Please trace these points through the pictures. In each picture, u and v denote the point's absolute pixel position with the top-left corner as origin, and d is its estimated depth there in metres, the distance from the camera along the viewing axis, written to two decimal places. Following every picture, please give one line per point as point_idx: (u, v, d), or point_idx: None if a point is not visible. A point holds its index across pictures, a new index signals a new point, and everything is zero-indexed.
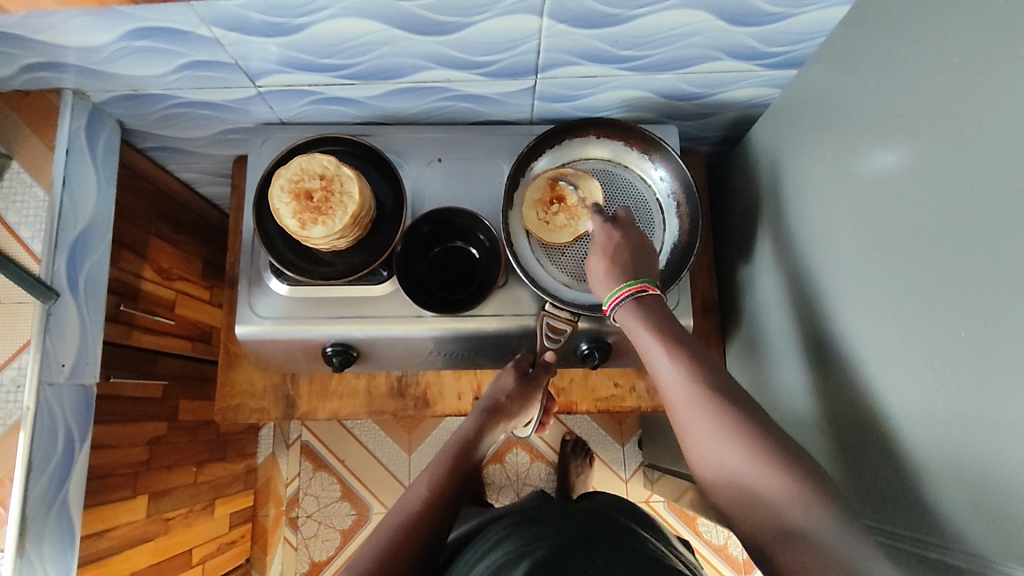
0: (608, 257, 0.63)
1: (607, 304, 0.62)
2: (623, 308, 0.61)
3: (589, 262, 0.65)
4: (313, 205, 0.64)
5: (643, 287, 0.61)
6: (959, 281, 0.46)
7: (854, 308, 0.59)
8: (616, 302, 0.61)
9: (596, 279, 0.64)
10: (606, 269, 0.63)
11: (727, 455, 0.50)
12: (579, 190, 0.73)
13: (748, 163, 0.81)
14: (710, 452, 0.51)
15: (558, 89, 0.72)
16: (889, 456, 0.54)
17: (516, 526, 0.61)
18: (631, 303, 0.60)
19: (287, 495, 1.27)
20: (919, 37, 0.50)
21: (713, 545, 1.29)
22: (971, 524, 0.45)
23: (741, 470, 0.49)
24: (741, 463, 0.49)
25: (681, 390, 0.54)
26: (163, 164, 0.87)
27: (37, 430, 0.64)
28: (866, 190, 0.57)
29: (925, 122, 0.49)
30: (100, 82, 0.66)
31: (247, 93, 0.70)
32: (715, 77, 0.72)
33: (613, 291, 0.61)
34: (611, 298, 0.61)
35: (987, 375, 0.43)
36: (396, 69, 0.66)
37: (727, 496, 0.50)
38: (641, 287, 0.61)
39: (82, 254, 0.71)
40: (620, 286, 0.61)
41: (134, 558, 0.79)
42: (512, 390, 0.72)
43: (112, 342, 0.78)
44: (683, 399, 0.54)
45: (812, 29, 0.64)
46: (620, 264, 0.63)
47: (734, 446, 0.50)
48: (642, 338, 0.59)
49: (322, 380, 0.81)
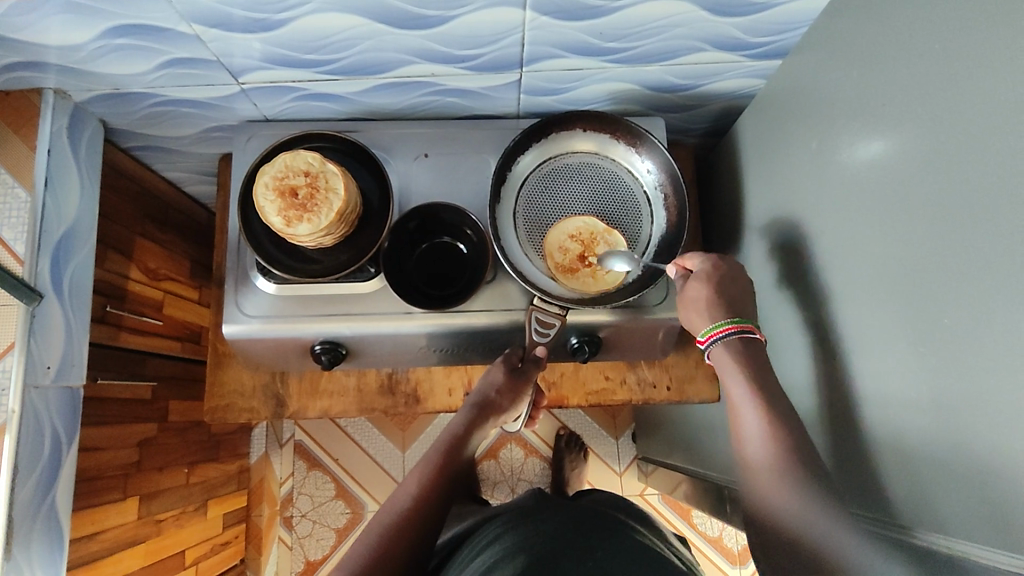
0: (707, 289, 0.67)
1: (703, 338, 0.66)
2: (722, 345, 0.65)
3: (688, 295, 0.68)
4: (298, 202, 0.64)
5: (751, 328, 0.65)
6: (946, 269, 0.46)
7: (843, 298, 0.59)
8: (718, 335, 0.65)
9: (690, 308, 0.68)
10: (704, 301, 0.67)
11: (781, 492, 0.55)
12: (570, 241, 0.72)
13: (735, 154, 0.81)
14: (771, 491, 0.56)
15: (544, 82, 0.72)
16: (878, 445, 0.54)
17: (511, 523, 0.60)
18: (733, 340, 0.64)
19: (281, 495, 1.26)
20: (902, 25, 0.50)
21: (708, 537, 1.29)
22: (958, 510, 0.45)
23: (795, 513, 0.53)
24: (791, 500, 0.54)
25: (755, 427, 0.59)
26: (147, 164, 0.86)
27: (23, 432, 0.64)
28: (852, 180, 0.57)
29: (910, 111, 0.49)
30: (81, 81, 0.65)
31: (230, 90, 0.69)
32: (701, 68, 0.72)
33: (711, 326, 0.66)
34: (709, 333, 0.66)
35: (973, 361, 0.43)
36: (380, 64, 0.66)
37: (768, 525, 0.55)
38: (749, 327, 0.65)
39: (66, 256, 0.70)
40: (724, 321, 0.65)
41: (125, 560, 0.79)
42: (500, 385, 0.72)
43: (100, 344, 0.77)
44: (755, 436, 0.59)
45: (797, 20, 0.64)
46: (720, 299, 0.67)
47: (792, 485, 0.55)
48: (728, 377, 0.63)
49: (312, 379, 0.81)
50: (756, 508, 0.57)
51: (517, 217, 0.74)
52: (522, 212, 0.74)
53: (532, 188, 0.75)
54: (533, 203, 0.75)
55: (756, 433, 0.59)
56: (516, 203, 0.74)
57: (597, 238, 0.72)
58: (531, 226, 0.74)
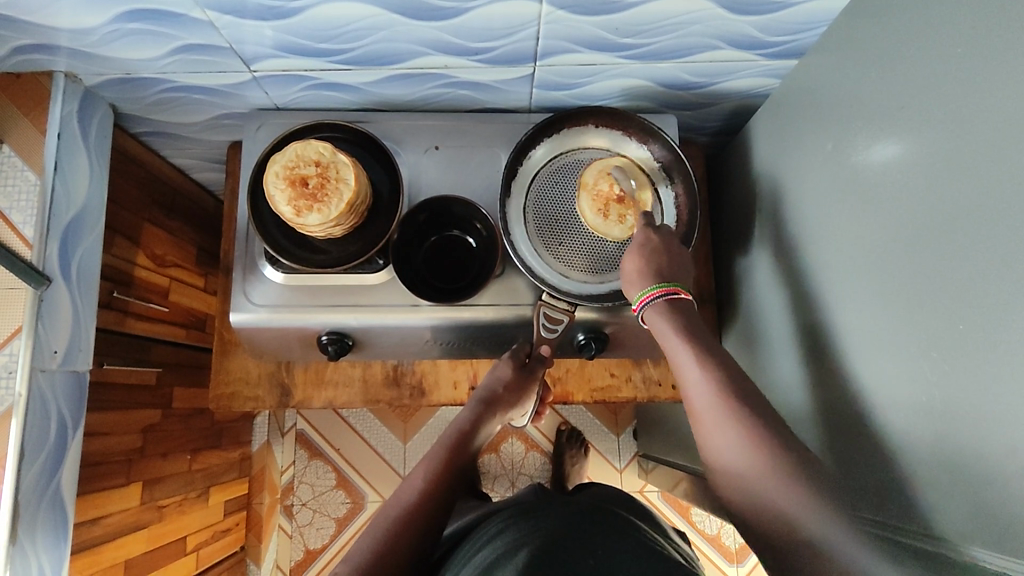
0: (641, 258, 0.65)
1: (635, 304, 0.65)
2: (652, 309, 0.64)
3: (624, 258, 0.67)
4: (308, 192, 0.64)
5: (677, 289, 0.64)
6: (956, 275, 0.46)
7: (851, 301, 0.59)
8: (645, 302, 0.64)
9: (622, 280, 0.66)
10: (636, 271, 0.65)
11: (760, 478, 0.51)
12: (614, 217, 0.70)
13: (746, 153, 0.81)
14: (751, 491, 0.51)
15: (558, 77, 0.71)
16: (882, 449, 0.54)
17: (514, 518, 0.60)
18: (660, 304, 0.63)
19: (282, 483, 1.27)
20: (922, 27, 0.50)
21: (706, 535, 1.29)
22: (962, 517, 0.45)
23: (778, 502, 0.49)
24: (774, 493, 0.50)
25: (700, 388, 0.57)
26: (156, 150, 0.86)
27: (30, 416, 0.63)
28: (865, 183, 0.57)
29: (926, 114, 0.49)
30: (92, 65, 0.65)
31: (242, 78, 0.69)
32: (715, 66, 0.71)
33: (641, 293, 0.64)
34: (640, 299, 0.64)
35: (985, 368, 0.43)
36: (393, 55, 0.65)
37: (730, 492, 0.53)
38: (673, 290, 0.64)
39: (74, 240, 0.70)
40: (650, 287, 0.64)
41: (127, 546, 0.79)
42: (507, 381, 0.72)
43: (106, 329, 0.77)
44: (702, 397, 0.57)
45: (814, 20, 0.63)
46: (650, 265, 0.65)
47: (763, 469, 0.51)
48: (668, 343, 0.61)
49: (317, 368, 0.81)
50: (731, 498, 0.53)
51: (526, 212, 0.74)
52: (532, 206, 0.74)
53: (542, 183, 0.74)
54: (543, 197, 0.74)
55: (701, 394, 0.57)
56: (526, 197, 0.74)
57: (594, 189, 0.70)
58: (540, 221, 0.73)
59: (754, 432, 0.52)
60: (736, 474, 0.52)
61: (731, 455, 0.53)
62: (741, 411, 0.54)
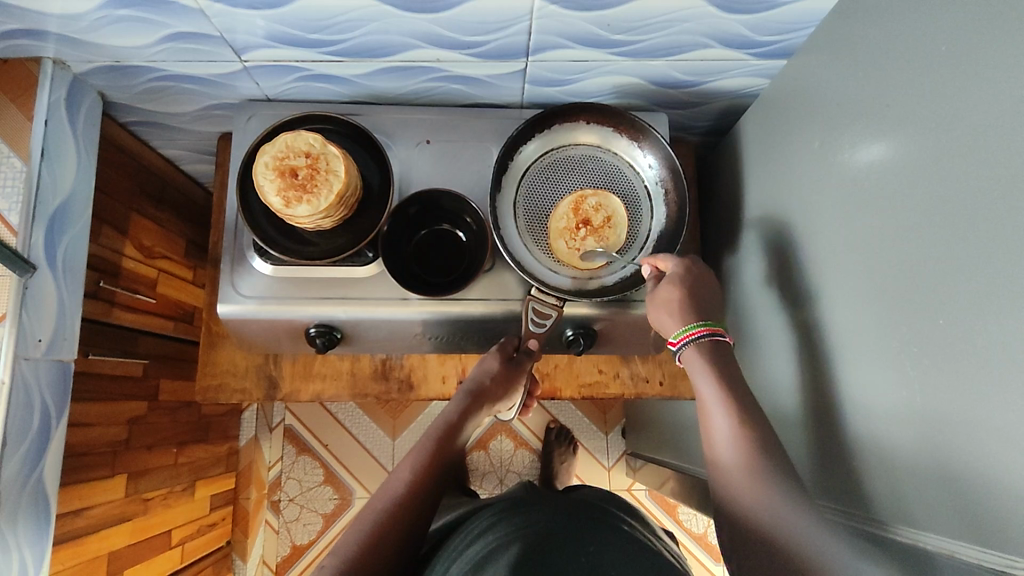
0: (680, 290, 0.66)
1: (676, 338, 0.65)
2: (693, 347, 0.64)
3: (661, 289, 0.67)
4: (298, 183, 0.64)
5: (721, 331, 0.64)
6: (940, 273, 0.46)
7: (837, 301, 0.59)
8: (688, 338, 0.64)
9: (662, 309, 0.66)
10: (677, 304, 0.65)
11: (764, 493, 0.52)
12: (600, 210, 0.73)
13: (736, 152, 0.81)
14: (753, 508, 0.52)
15: (549, 72, 0.72)
16: (865, 445, 0.54)
17: (504, 513, 0.59)
18: (705, 343, 0.63)
19: (269, 479, 1.26)
20: (909, 26, 0.50)
21: (693, 534, 1.30)
22: (942, 511, 0.45)
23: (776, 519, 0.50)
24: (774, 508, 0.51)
25: (717, 408, 0.59)
26: (144, 140, 0.85)
27: (13, 403, 0.63)
28: (852, 182, 0.57)
29: (912, 115, 0.50)
30: (80, 52, 0.65)
31: (233, 68, 0.69)
32: (706, 65, 0.72)
33: (684, 328, 0.64)
34: (682, 334, 0.64)
35: (967, 363, 0.43)
36: (384, 47, 0.65)
37: (728, 494, 0.54)
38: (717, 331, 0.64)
39: (60, 229, 0.69)
40: (694, 325, 0.64)
41: (111, 537, 0.78)
42: (495, 373, 0.72)
43: (92, 319, 0.77)
44: (719, 417, 0.58)
45: (804, 19, 0.64)
46: (693, 299, 0.66)
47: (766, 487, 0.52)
48: (696, 376, 0.62)
49: (305, 361, 0.81)
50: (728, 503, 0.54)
51: (517, 207, 0.74)
52: (522, 202, 0.74)
53: (533, 178, 0.75)
54: (533, 193, 0.74)
55: (718, 413, 0.59)
56: (516, 191, 0.74)
57: (599, 247, 0.72)
58: (531, 217, 0.74)
59: (764, 455, 0.55)
60: (736, 482, 0.54)
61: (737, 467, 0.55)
62: (759, 438, 0.56)
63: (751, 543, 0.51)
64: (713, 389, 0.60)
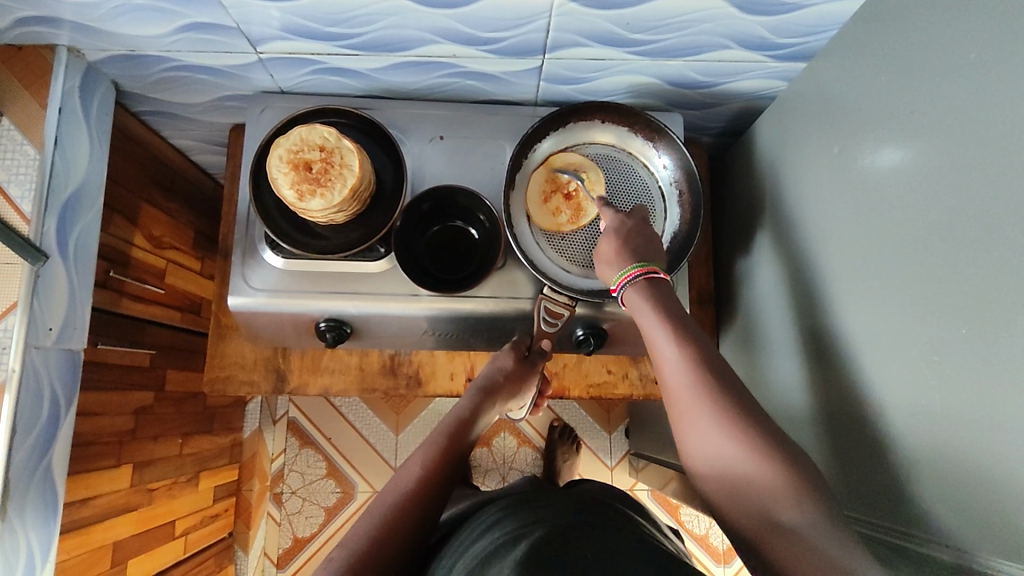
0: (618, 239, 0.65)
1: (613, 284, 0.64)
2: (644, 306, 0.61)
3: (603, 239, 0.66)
4: (312, 176, 0.63)
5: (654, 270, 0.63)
6: (959, 280, 0.45)
7: (850, 307, 0.58)
8: (625, 281, 0.63)
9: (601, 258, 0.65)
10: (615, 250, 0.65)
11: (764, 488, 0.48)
12: (547, 208, 0.72)
13: (750, 154, 0.81)
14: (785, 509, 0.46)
15: (565, 71, 0.71)
16: (876, 452, 0.54)
17: (512, 508, 0.59)
18: (639, 283, 0.62)
19: (272, 471, 1.26)
20: (933, 30, 0.50)
21: (695, 535, 1.30)
22: (957, 518, 0.45)
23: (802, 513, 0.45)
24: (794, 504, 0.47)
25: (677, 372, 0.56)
26: (155, 129, 0.85)
27: (23, 392, 0.63)
28: (870, 187, 0.56)
29: (931, 120, 0.49)
30: (95, 40, 0.64)
31: (247, 59, 0.68)
32: (724, 66, 0.71)
33: (623, 270, 0.63)
34: (620, 277, 0.63)
35: (987, 372, 0.43)
36: (400, 41, 0.65)
37: None
38: (649, 270, 0.62)
39: (72, 217, 0.69)
40: (630, 266, 0.63)
41: (116, 527, 0.78)
42: (509, 371, 0.72)
43: (101, 309, 0.77)
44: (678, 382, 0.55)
45: (824, 22, 0.63)
46: (630, 245, 0.65)
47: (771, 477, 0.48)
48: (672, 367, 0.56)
49: (313, 356, 0.81)
50: None
51: (529, 205, 0.73)
52: None
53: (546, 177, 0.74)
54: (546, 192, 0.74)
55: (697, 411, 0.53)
56: (529, 189, 0.74)
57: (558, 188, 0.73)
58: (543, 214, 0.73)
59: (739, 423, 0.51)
60: (707, 453, 0.51)
61: (710, 444, 0.51)
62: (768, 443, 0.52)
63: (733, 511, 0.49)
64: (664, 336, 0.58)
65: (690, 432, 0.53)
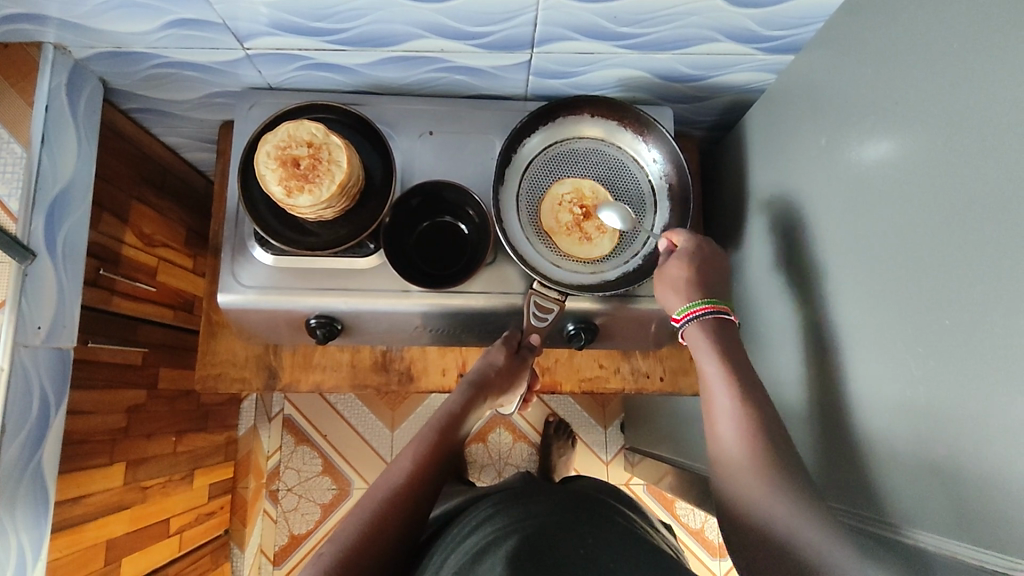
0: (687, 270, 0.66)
1: (678, 316, 0.65)
2: (699, 331, 0.63)
3: (667, 266, 0.67)
4: (299, 172, 0.63)
5: (723, 309, 0.64)
6: (945, 271, 0.45)
7: (839, 299, 0.58)
8: (691, 315, 0.64)
9: (667, 287, 0.66)
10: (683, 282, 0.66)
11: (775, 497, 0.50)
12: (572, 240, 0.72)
13: (740, 147, 0.81)
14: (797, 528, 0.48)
15: (554, 65, 0.71)
16: (864, 445, 0.54)
17: (504, 504, 0.59)
18: (709, 321, 0.63)
19: (268, 468, 1.26)
20: (919, 22, 0.49)
21: (690, 529, 1.30)
22: (940, 510, 0.45)
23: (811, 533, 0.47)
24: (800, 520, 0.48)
25: (724, 400, 0.58)
26: (145, 126, 0.85)
27: (12, 390, 0.63)
28: (857, 180, 0.57)
29: (918, 112, 0.49)
30: (81, 37, 0.64)
31: (235, 55, 0.68)
32: (713, 59, 0.71)
33: (688, 304, 0.64)
34: (686, 311, 0.64)
35: (971, 363, 0.43)
36: (387, 36, 0.65)
37: (721, 486, 0.54)
38: (717, 308, 0.64)
39: (60, 215, 0.69)
40: (697, 301, 0.64)
41: (109, 525, 0.78)
42: (501, 367, 0.72)
43: (92, 307, 0.77)
44: (723, 409, 0.57)
45: (812, 14, 0.63)
46: (698, 277, 0.66)
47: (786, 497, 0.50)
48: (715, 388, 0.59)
49: (305, 352, 0.81)
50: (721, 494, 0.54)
51: (519, 200, 0.73)
52: (524, 195, 0.73)
53: (535, 173, 0.74)
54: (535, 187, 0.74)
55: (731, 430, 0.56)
56: (519, 184, 0.73)
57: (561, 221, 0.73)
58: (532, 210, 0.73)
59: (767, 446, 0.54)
60: (735, 472, 0.53)
61: (736, 458, 0.54)
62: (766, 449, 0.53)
63: (746, 529, 0.51)
64: (721, 369, 0.60)
65: (723, 447, 0.56)
